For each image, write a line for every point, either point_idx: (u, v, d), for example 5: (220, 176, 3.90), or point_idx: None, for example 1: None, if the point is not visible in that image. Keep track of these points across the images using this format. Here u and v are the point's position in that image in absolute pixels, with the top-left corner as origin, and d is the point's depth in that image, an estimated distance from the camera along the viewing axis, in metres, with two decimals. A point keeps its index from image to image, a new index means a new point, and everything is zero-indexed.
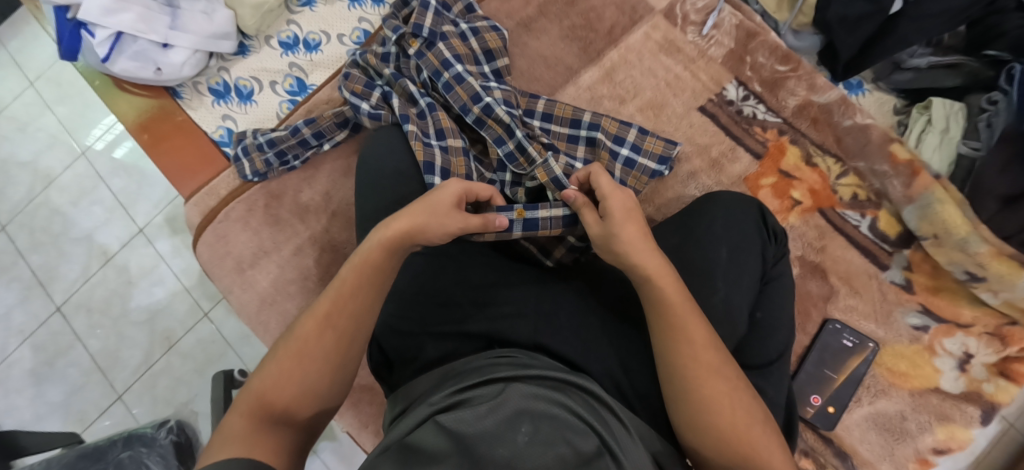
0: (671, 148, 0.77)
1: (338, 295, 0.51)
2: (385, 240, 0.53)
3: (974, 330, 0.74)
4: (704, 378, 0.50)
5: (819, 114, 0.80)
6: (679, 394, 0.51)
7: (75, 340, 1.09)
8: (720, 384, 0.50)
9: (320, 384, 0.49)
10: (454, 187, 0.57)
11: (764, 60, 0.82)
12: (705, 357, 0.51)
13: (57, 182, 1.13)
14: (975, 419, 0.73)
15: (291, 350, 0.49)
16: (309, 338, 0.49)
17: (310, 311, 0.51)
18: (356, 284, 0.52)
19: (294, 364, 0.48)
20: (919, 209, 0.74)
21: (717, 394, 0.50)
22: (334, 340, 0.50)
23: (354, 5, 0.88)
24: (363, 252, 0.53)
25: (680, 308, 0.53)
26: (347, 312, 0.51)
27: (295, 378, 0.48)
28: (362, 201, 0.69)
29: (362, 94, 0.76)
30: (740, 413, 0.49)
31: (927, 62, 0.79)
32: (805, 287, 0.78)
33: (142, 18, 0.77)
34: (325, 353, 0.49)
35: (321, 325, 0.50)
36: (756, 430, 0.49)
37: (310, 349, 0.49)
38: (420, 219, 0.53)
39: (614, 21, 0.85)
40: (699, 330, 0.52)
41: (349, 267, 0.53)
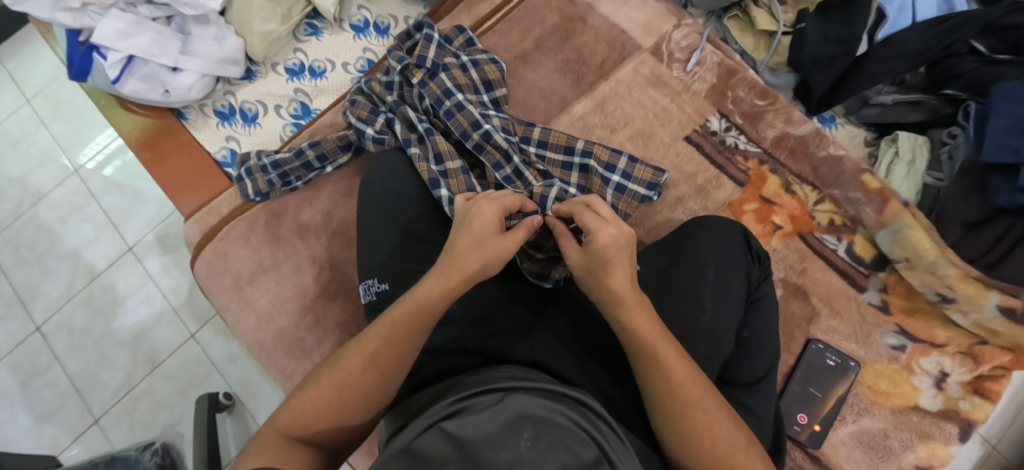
0: (660, 175, 0.81)
1: (387, 338, 0.53)
2: (442, 286, 0.55)
3: (948, 349, 0.78)
4: (688, 411, 0.52)
5: (796, 145, 0.85)
6: (666, 419, 0.53)
7: (52, 361, 1.06)
8: (701, 417, 0.52)
9: (354, 416, 0.52)
10: (492, 207, 0.56)
11: (744, 94, 0.88)
12: (689, 392, 0.52)
13: (46, 198, 1.13)
14: (953, 436, 0.76)
15: (333, 379, 0.52)
16: (353, 372, 0.52)
17: (358, 344, 0.54)
18: (406, 329, 0.53)
19: (334, 395, 0.51)
20: (891, 234, 0.78)
21: (700, 427, 0.51)
22: (376, 378, 0.52)
23: (360, 36, 0.93)
24: (417, 297, 0.54)
25: (664, 335, 0.54)
26: (393, 353, 0.53)
27: (333, 408, 0.51)
28: (364, 219, 0.72)
29: (367, 119, 0.79)
30: (725, 436, 0.51)
31: (892, 99, 0.85)
32: (788, 308, 0.82)
33: (155, 42, 0.81)
34: (364, 390, 0.52)
35: (367, 362, 0.52)
36: (738, 456, 0.51)
37: (351, 383, 0.52)
38: (476, 260, 0.55)
39: (605, 56, 0.91)
40: (679, 364, 0.53)
41: (401, 306, 0.55)
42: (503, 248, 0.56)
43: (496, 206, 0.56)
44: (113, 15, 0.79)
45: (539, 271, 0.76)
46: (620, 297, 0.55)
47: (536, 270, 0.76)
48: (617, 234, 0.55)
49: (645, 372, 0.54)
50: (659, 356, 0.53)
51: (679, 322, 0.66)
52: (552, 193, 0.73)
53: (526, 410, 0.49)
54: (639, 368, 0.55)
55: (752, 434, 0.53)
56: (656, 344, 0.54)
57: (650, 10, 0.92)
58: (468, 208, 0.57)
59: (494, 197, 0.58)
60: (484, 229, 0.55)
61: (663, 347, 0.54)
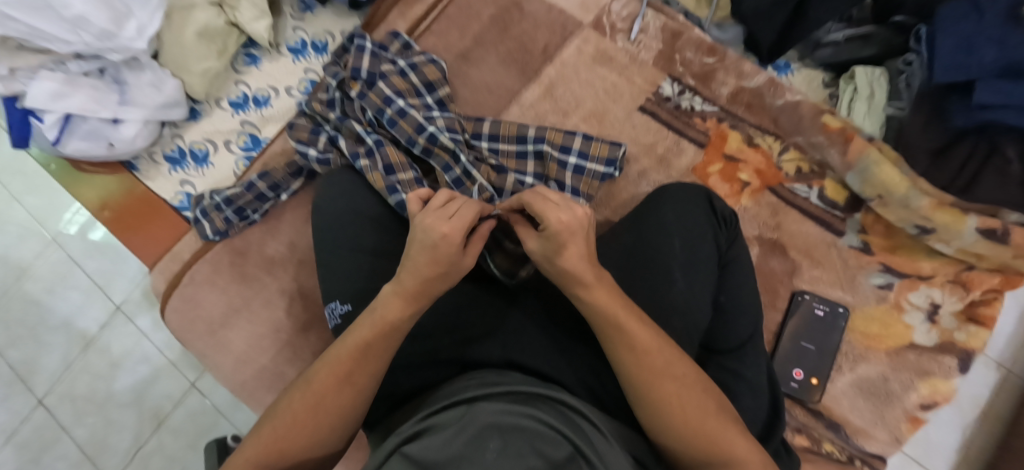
0: (617, 149, 0.79)
1: (361, 355, 0.51)
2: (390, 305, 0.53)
3: (936, 281, 0.76)
4: (652, 382, 0.50)
5: (751, 99, 0.83)
6: (637, 393, 0.51)
7: (60, 432, 1.06)
8: (669, 386, 0.50)
9: (330, 438, 0.50)
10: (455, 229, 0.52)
11: (691, 55, 0.86)
12: (649, 361, 0.51)
13: (30, 272, 1.13)
14: (953, 369, 0.74)
15: (305, 401, 0.49)
16: (328, 393, 0.50)
17: (327, 364, 0.51)
18: (380, 347, 0.52)
19: (308, 418, 0.49)
20: (859, 174, 0.76)
21: (668, 395, 0.50)
22: (352, 396, 0.50)
23: (298, 58, 0.92)
24: (382, 313, 0.53)
25: (620, 312, 0.53)
26: (369, 370, 0.51)
27: (308, 431, 0.49)
28: (321, 245, 0.70)
29: (308, 141, 0.78)
30: (695, 401, 0.50)
31: (843, 36, 0.84)
32: (768, 265, 0.80)
33: (91, 98, 0.79)
34: (341, 409, 0.50)
35: (341, 381, 0.50)
36: (709, 418, 0.49)
37: (328, 404, 0.50)
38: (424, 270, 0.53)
39: (546, 40, 0.89)
40: (642, 329, 0.52)
41: (369, 323, 0.53)
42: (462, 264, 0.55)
43: (452, 222, 0.52)
44: (43, 77, 0.77)
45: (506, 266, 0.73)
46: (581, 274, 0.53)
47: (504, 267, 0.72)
48: (570, 222, 0.52)
49: (611, 344, 0.53)
50: (626, 328, 0.52)
51: (648, 297, 0.65)
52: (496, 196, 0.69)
53: (492, 418, 0.47)
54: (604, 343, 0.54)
55: (721, 396, 0.52)
56: (619, 319, 0.53)
57: None
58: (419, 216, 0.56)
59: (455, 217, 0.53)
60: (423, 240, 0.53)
61: (624, 319, 0.52)
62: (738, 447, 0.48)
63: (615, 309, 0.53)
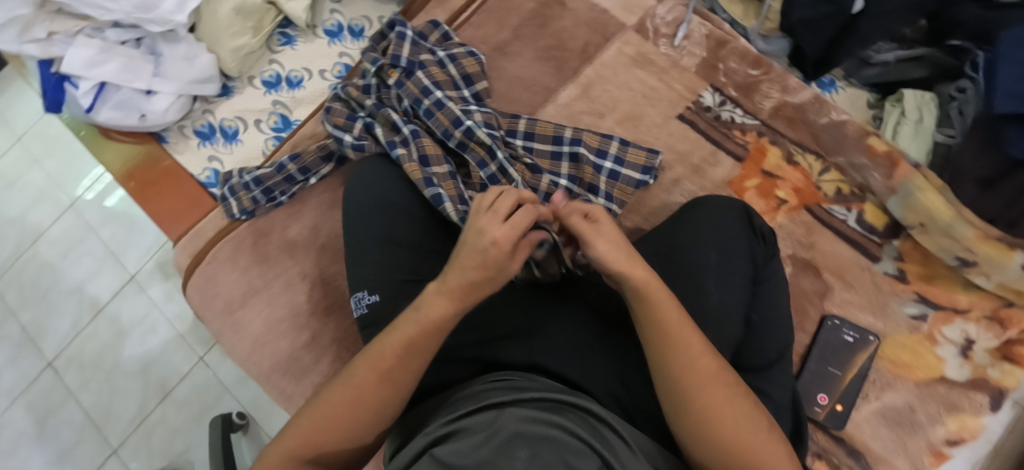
0: (654, 157, 0.78)
1: (402, 353, 0.49)
2: (447, 304, 0.50)
3: (972, 315, 0.74)
4: (704, 388, 0.48)
5: (794, 114, 0.82)
6: (682, 404, 0.49)
7: (68, 396, 1.07)
8: (720, 394, 0.48)
9: (366, 432, 0.49)
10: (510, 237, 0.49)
11: (736, 65, 0.84)
12: (701, 365, 0.49)
13: (45, 236, 1.13)
14: (984, 406, 0.72)
15: (344, 396, 0.49)
16: (367, 389, 0.49)
17: (369, 358, 0.50)
18: (423, 345, 0.50)
19: (345, 412, 0.48)
20: (902, 199, 0.75)
21: (719, 404, 0.48)
22: (390, 394, 0.49)
23: (334, 41, 0.91)
24: (427, 312, 0.50)
25: (673, 317, 0.50)
26: (408, 369, 0.50)
27: (345, 424, 0.48)
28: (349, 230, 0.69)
29: (344, 126, 0.76)
30: (743, 414, 0.48)
31: (894, 56, 0.82)
32: (799, 285, 0.78)
33: (126, 67, 0.79)
34: (378, 405, 0.49)
35: (380, 378, 0.49)
36: (756, 433, 0.48)
37: (365, 400, 0.49)
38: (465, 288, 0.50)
39: (586, 39, 0.87)
40: (691, 336, 0.50)
41: (412, 321, 0.51)
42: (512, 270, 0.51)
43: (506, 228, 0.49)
44: (81, 43, 0.77)
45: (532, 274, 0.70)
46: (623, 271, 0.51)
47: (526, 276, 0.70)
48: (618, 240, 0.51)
49: (657, 350, 0.50)
50: (671, 332, 0.50)
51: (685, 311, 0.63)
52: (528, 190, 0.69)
53: (521, 428, 0.46)
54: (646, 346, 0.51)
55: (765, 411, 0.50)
56: (668, 325, 0.50)
57: None
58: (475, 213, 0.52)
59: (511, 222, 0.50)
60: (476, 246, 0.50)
61: (671, 328, 0.50)
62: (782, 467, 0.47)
63: (665, 312, 0.50)
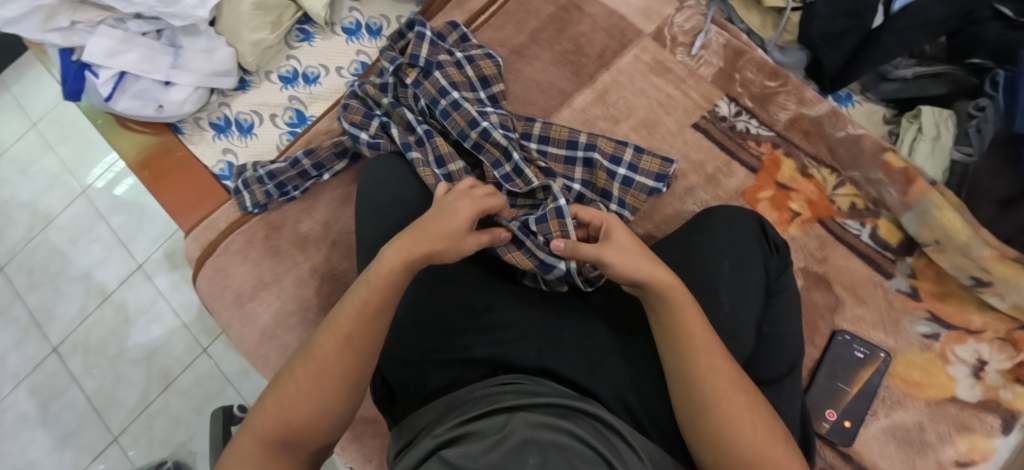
0: (668, 165, 0.77)
1: (358, 318, 0.52)
2: (403, 258, 0.54)
3: (985, 336, 0.73)
4: (723, 393, 0.49)
5: (810, 127, 0.81)
6: (699, 413, 0.49)
7: (71, 382, 1.07)
8: (738, 400, 0.49)
9: (337, 405, 0.50)
10: (470, 207, 0.57)
11: (752, 76, 0.84)
12: (722, 370, 0.50)
13: (55, 222, 1.13)
14: (995, 428, 0.71)
15: (308, 371, 0.50)
16: (329, 359, 0.50)
17: (328, 331, 0.52)
18: (377, 305, 0.52)
19: (312, 384, 0.50)
20: (917, 215, 0.74)
21: (738, 410, 0.48)
22: (354, 358, 0.51)
23: (352, 39, 0.91)
24: (382, 271, 0.53)
25: (693, 319, 0.52)
26: (366, 332, 0.52)
27: (315, 397, 0.49)
28: (365, 230, 0.69)
29: (361, 124, 0.77)
30: (760, 427, 0.48)
31: (912, 72, 0.81)
32: (810, 298, 0.77)
33: (145, 58, 0.80)
34: (343, 373, 0.50)
35: (340, 345, 0.51)
36: (772, 446, 0.48)
37: (329, 370, 0.50)
38: (438, 245, 0.54)
39: (603, 45, 0.87)
40: (711, 349, 0.51)
41: (366, 284, 0.53)
42: (465, 247, 0.56)
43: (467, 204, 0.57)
44: (102, 33, 0.78)
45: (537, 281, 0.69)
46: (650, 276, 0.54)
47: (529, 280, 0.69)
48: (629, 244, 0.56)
49: (676, 352, 0.52)
50: (692, 333, 0.52)
51: None
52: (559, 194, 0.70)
53: (531, 434, 0.46)
54: (666, 353, 0.52)
55: (784, 426, 0.50)
56: (688, 327, 0.52)
57: None
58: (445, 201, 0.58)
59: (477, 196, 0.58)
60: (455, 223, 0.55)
61: (697, 335, 0.51)
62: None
63: (689, 320, 0.52)
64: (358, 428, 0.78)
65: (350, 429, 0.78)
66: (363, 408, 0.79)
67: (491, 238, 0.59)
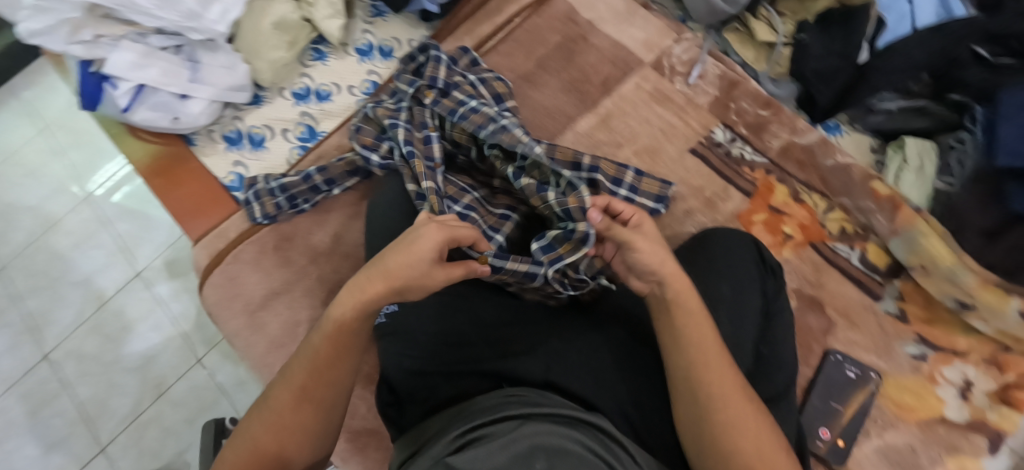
0: (667, 187, 0.81)
1: (311, 372, 0.54)
2: (358, 304, 0.54)
3: (971, 358, 0.76)
4: (700, 346, 0.54)
5: (802, 155, 0.85)
6: (684, 372, 0.53)
7: (61, 389, 1.05)
8: (711, 355, 0.53)
9: (307, 444, 0.54)
10: (436, 233, 0.53)
11: (747, 106, 0.88)
12: (699, 327, 0.55)
13: (60, 226, 1.14)
14: (983, 449, 0.73)
15: (271, 418, 0.53)
16: (287, 409, 0.54)
17: (286, 381, 0.55)
18: (328, 356, 0.54)
19: (276, 433, 0.53)
20: (904, 242, 0.77)
21: (710, 363, 0.53)
22: (313, 407, 0.54)
23: (364, 60, 0.94)
24: (335, 320, 0.54)
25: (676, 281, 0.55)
26: (323, 382, 0.54)
27: (281, 443, 0.53)
28: (378, 248, 0.71)
29: (372, 146, 0.80)
30: (733, 383, 0.53)
31: (897, 106, 0.87)
32: (804, 319, 0.80)
33: (166, 71, 0.82)
34: (302, 425, 0.54)
35: (298, 396, 0.54)
36: (742, 401, 0.52)
37: (292, 417, 0.53)
38: (400, 282, 0.53)
39: (607, 73, 0.92)
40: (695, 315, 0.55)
41: (322, 333, 0.55)
42: (432, 280, 0.53)
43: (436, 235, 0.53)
44: (125, 46, 0.81)
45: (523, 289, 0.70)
46: (633, 241, 0.56)
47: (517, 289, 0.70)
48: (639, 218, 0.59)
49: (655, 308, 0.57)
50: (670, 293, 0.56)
51: None
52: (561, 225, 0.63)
53: (541, 439, 0.48)
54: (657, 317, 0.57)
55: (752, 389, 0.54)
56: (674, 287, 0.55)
57: (650, 27, 0.94)
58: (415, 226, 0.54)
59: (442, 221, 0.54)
60: (420, 255, 0.52)
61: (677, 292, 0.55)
62: (751, 435, 0.51)
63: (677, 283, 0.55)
64: (360, 440, 0.78)
65: (354, 440, 0.78)
66: (367, 420, 0.79)
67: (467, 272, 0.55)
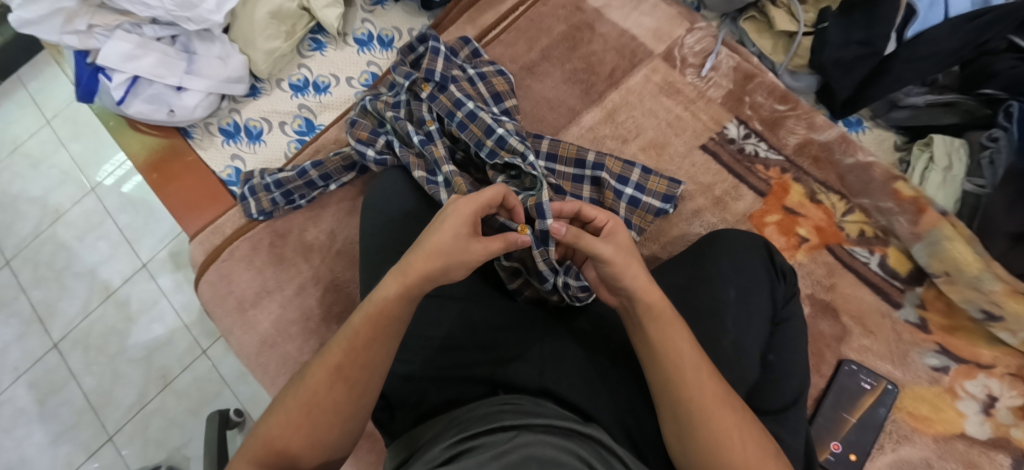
0: (676, 186, 0.77)
1: (350, 350, 0.51)
2: (401, 287, 0.52)
3: (996, 371, 0.71)
4: (679, 353, 0.50)
5: (819, 152, 0.81)
6: (664, 382, 0.50)
7: (69, 378, 1.07)
8: (690, 361, 0.50)
9: (333, 435, 0.50)
10: (468, 205, 0.54)
11: (762, 100, 0.84)
12: (675, 334, 0.51)
13: (64, 218, 1.14)
14: (1005, 467, 0.69)
15: (300, 398, 0.50)
16: (320, 390, 0.50)
17: (321, 359, 0.52)
18: (368, 335, 0.51)
19: (303, 416, 0.49)
20: (928, 246, 0.73)
21: (693, 370, 0.50)
22: (346, 390, 0.50)
23: (364, 50, 0.91)
24: (377, 299, 0.52)
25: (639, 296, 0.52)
26: (360, 364, 0.51)
27: (305, 431, 0.49)
28: (371, 251, 0.68)
29: (367, 140, 0.77)
30: (714, 393, 0.49)
31: (924, 100, 0.80)
32: (817, 327, 0.76)
33: (161, 63, 0.81)
34: (336, 405, 0.50)
35: (333, 376, 0.50)
36: (725, 413, 0.48)
37: (321, 400, 0.50)
38: (441, 260, 0.52)
39: (614, 64, 0.87)
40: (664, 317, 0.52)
41: (363, 312, 0.52)
42: (472, 254, 0.53)
43: (473, 207, 0.54)
44: (119, 37, 0.79)
45: (526, 262, 0.70)
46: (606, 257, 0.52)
47: (521, 256, 0.70)
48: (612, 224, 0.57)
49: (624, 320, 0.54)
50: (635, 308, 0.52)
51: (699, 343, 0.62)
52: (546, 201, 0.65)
53: (535, 450, 0.45)
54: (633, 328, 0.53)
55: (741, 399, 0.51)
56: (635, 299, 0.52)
57: (661, 15, 0.89)
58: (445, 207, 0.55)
59: (470, 196, 0.56)
60: (457, 230, 0.53)
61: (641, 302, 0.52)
62: (745, 448, 0.48)
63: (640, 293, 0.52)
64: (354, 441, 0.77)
65: None
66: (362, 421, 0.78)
67: (506, 244, 0.55)
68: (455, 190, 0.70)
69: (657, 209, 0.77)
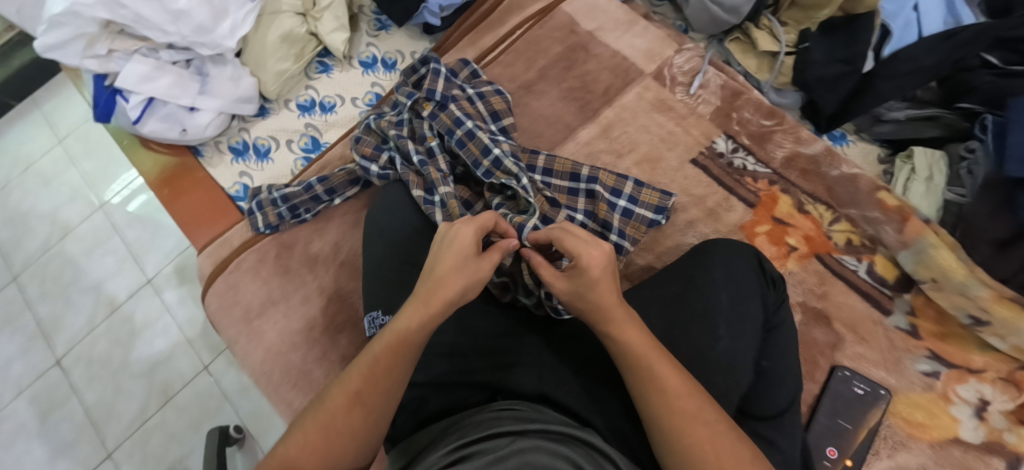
0: (667, 198, 0.79)
1: (369, 375, 0.52)
2: (422, 316, 0.54)
3: (987, 376, 0.72)
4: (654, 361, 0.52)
5: (807, 165, 0.83)
6: (645, 396, 0.52)
7: (70, 393, 1.07)
8: (664, 367, 0.52)
9: (348, 460, 0.50)
10: (469, 229, 0.57)
11: (750, 115, 0.87)
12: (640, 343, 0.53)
13: (72, 233, 1.17)
14: None
15: (317, 421, 0.50)
16: (338, 414, 0.51)
17: (341, 383, 0.52)
18: (388, 363, 0.52)
19: (320, 439, 0.49)
20: (914, 254, 0.75)
21: (666, 378, 0.51)
22: (363, 415, 0.51)
23: (368, 72, 0.96)
24: (397, 329, 0.53)
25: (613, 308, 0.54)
26: (379, 390, 0.52)
27: (320, 453, 0.49)
28: (374, 261, 0.71)
29: (371, 156, 0.80)
30: (685, 406, 0.50)
31: (904, 115, 0.84)
32: (810, 334, 0.78)
33: (175, 84, 0.85)
34: (351, 431, 0.50)
35: (352, 401, 0.51)
36: (700, 427, 0.49)
37: (337, 425, 0.50)
38: (453, 279, 0.55)
39: (608, 83, 0.91)
40: (633, 331, 0.54)
41: (383, 338, 0.54)
42: (482, 271, 0.56)
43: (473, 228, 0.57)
44: (137, 60, 0.83)
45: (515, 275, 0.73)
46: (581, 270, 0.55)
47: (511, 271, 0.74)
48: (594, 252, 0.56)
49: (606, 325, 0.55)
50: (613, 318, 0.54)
51: (693, 348, 0.63)
52: (530, 222, 0.71)
53: (532, 458, 0.46)
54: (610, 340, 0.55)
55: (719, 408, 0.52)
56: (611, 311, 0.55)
57: (651, 36, 0.93)
58: (445, 233, 0.58)
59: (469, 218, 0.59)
60: (464, 251, 0.56)
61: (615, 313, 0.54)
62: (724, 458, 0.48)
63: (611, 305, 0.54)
64: None
65: None
66: None
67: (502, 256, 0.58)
68: (450, 212, 0.73)
69: (649, 220, 0.79)
